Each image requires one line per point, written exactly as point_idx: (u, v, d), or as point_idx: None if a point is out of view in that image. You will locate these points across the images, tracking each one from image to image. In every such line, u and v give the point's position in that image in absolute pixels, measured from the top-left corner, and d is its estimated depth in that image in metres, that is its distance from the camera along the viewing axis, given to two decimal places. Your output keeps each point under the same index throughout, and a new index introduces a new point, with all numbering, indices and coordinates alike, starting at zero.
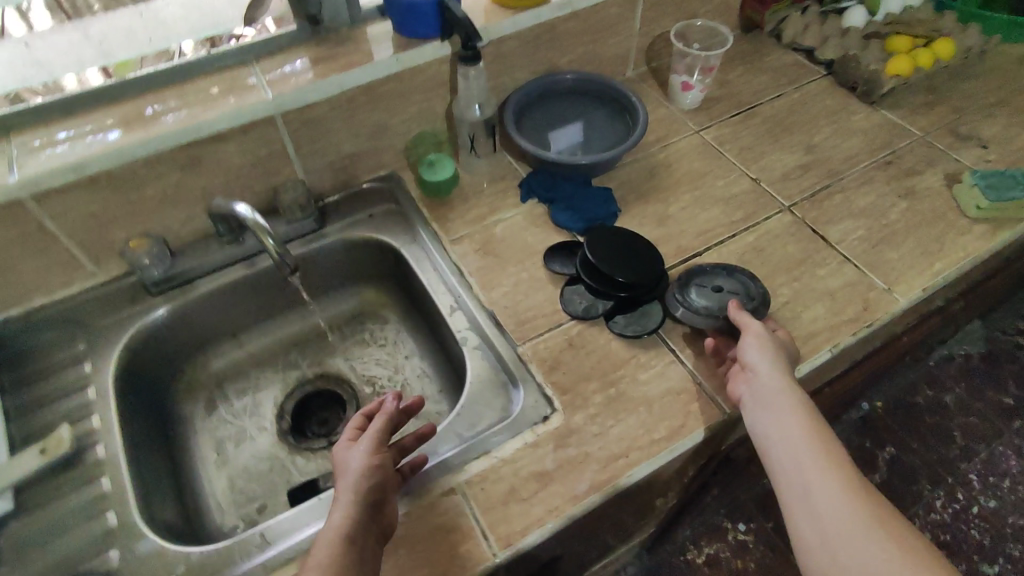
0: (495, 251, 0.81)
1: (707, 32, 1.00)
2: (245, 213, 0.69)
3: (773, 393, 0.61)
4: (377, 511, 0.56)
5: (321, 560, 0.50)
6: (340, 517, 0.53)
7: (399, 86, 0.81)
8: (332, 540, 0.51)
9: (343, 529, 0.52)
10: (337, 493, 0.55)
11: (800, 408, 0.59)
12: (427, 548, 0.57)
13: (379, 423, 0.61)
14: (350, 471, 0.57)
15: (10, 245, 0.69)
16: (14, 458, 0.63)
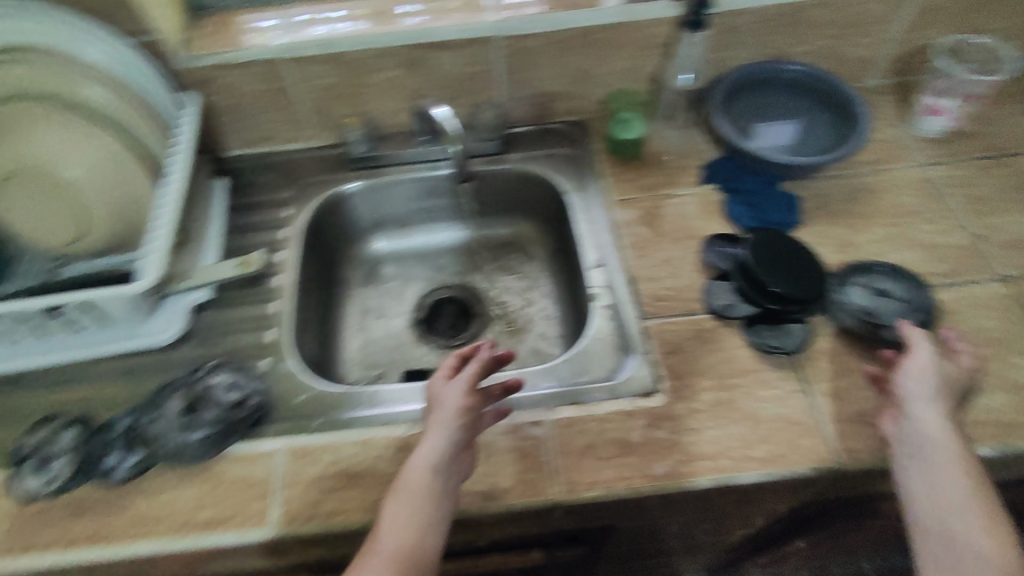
0: (655, 223, 0.80)
1: (984, 55, 0.86)
2: (442, 117, 0.74)
3: (936, 439, 0.55)
4: (464, 451, 0.58)
5: (413, 486, 0.53)
6: (432, 450, 0.55)
7: (618, 38, 0.81)
8: (421, 472, 0.54)
9: (434, 463, 0.55)
10: (431, 427, 0.57)
11: (960, 458, 0.53)
12: (499, 463, 0.62)
13: (474, 367, 0.61)
14: (445, 407, 0.58)
15: (263, 96, 0.83)
16: (220, 264, 0.75)
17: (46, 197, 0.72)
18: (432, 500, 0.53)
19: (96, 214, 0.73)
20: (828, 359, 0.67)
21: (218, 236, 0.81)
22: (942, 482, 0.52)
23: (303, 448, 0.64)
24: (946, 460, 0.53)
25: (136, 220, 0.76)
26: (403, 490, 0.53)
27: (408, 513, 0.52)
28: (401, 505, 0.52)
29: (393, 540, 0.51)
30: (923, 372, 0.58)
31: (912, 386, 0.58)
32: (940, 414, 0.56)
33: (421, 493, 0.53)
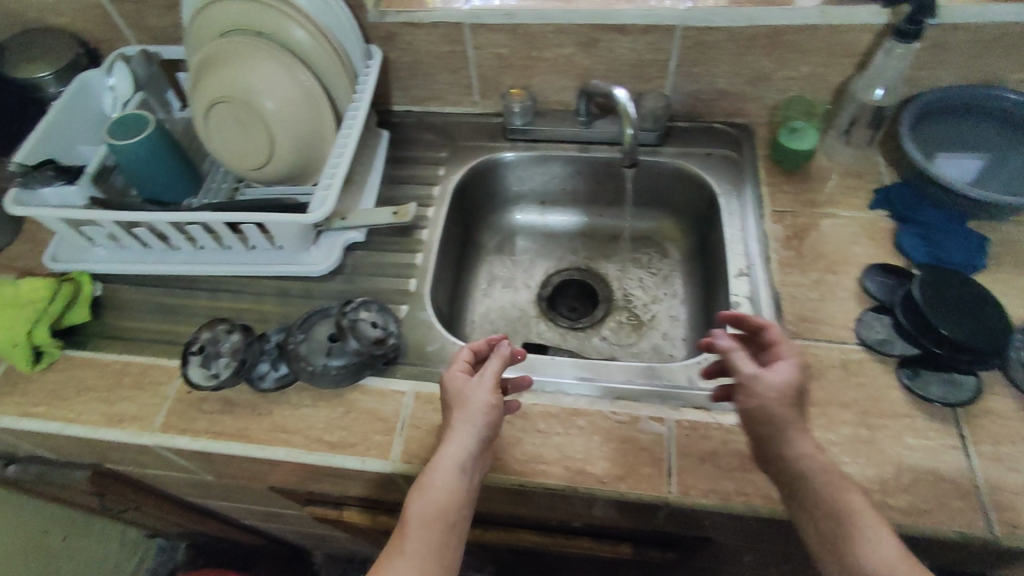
0: (812, 242, 0.75)
1: None
2: (622, 99, 0.75)
3: (843, 507, 0.48)
4: (488, 450, 0.56)
5: (440, 487, 0.51)
6: (459, 450, 0.53)
7: (808, 41, 0.77)
8: (445, 474, 0.52)
9: (461, 464, 0.52)
10: (454, 426, 0.54)
11: (860, 509, 0.48)
12: (616, 451, 0.62)
13: (495, 364, 0.58)
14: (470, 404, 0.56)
15: (439, 57, 0.86)
16: (377, 210, 0.80)
17: (246, 126, 0.74)
18: (456, 502, 0.51)
19: (288, 145, 0.75)
20: (995, 421, 0.61)
21: (376, 183, 0.86)
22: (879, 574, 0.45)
23: (430, 394, 0.67)
24: (874, 536, 0.46)
25: (319, 152, 0.78)
26: (425, 490, 0.51)
27: (432, 514, 0.50)
28: (423, 506, 0.50)
29: (420, 540, 0.50)
30: (772, 393, 0.53)
31: (756, 406, 0.53)
32: (806, 436, 0.52)
33: (444, 495, 0.51)
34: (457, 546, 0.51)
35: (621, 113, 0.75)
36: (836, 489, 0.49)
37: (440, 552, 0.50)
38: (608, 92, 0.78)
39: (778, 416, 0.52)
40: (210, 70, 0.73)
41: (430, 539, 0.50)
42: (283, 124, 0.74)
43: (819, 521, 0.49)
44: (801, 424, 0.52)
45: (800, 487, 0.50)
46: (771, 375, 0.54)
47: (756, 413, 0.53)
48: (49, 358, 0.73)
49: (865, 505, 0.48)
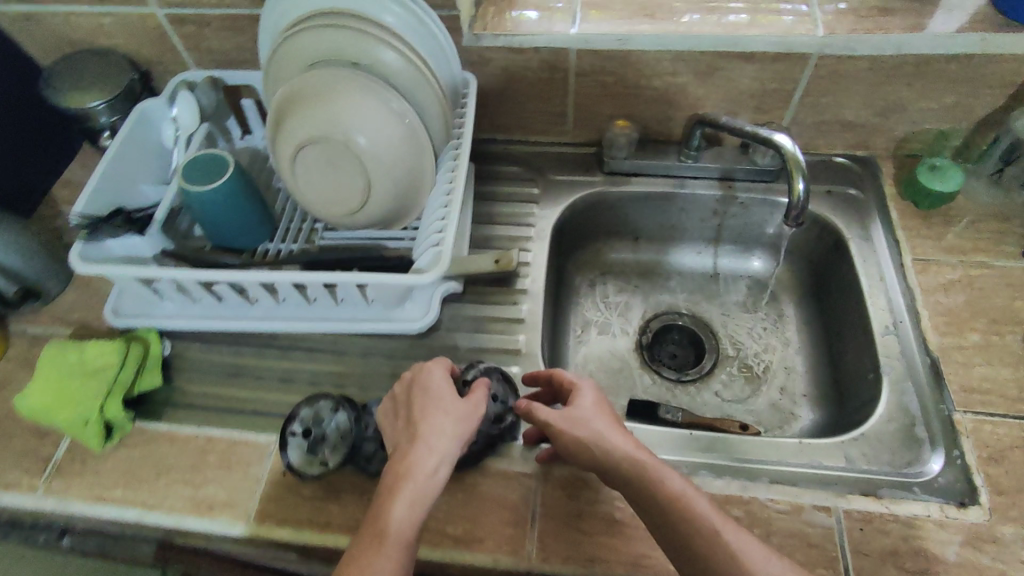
0: (962, 296, 0.69)
1: None
2: (788, 145, 0.65)
3: (668, 499, 0.47)
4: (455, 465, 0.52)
5: (425, 490, 0.47)
6: (442, 461, 0.49)
7: (960, 73, 0.69)
8: (425, 483, 0.48)
9: (438, 479, 0.48)
10: (437, 432, 0.50)
11: (711, 516, 0.47)
12: (783, 548, 0.55)
13: (480, 394, 0.55)
14: (461, 410, 0.53)
15: (535, 84, 0.78)
16: (476, 256, 0.73)
17: (340, 169, 0.65)
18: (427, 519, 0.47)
19: (388, 188, 0.66)
20: None
21: (468, 221, 0.78)
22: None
23: (561, 478, 0.60)
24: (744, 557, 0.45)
25: (423, 193, 0.69)
26: (402, 498, 0.47)
27: (400, 533, 0.45)
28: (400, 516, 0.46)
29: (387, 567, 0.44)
30: (580, 422, 0.52)
31: (584, 451, 0.51)
32: (616, 432, 0.52)
33: (419, 508, 0.47)
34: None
35: (785, 160, 0.66)
36: (673, 487, 0.48)
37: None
38: (758, 132, 0.68)
39: (600, 436, 0.51)
40: (297, 108, 0.64)
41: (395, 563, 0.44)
42: (383, 164, 0.65)
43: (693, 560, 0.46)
44: (607, 426, 0.52)
45: (649, 506, 0.48)
46: (570, 409, 0.53)
47: (589, 456, 0.51)
48: (120, 432, 0.65)
49: (682, 482, 0.49)
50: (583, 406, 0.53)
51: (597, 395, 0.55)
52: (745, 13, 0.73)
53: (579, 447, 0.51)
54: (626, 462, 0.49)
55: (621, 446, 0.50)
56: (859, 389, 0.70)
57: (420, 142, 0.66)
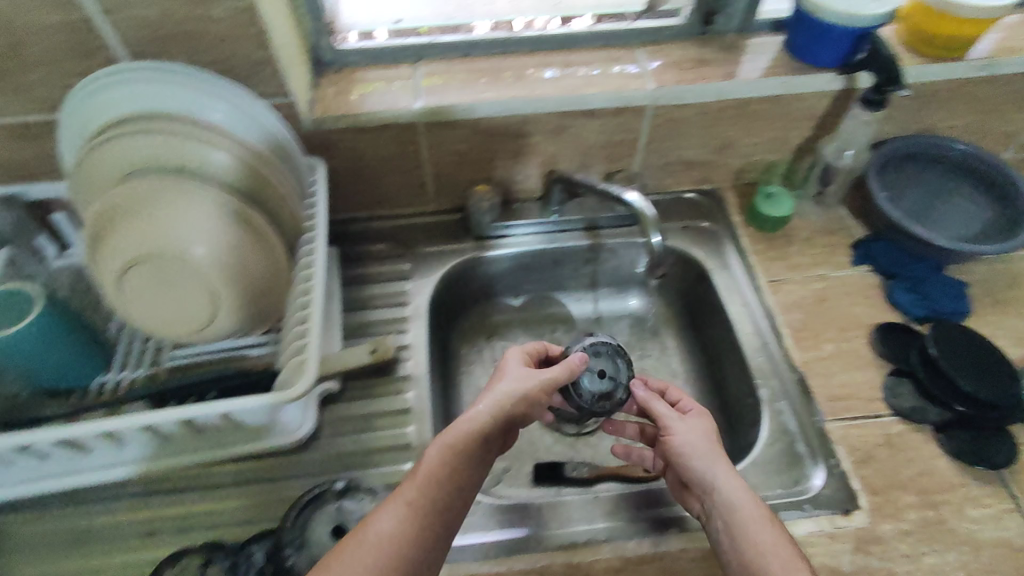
0: (813, 310, 0.75)
1: None
2: (637, 201, 0.69)
3: (730, 485, 0.55)
4: (512, 430, 0.59)
5: (442, 455, 0.52)
6: (495, 412, 0.56)
7: (773, 110, 0.77)
8: (472, 436, 0.54)
9: (485, 436, 0.54)
10: (506, 393, 0.58)
11: (759, 513, 0.54)
12: None
13: (561, 369, 0.63)
14: (507, 387, 0.59)
15: (389, 159, 0.76)
16: (348, 350, 0.68)
17: (182, 290, 0.58)
18: (460, 480, 0.52)
19: (242, 304, 0.61)
20: None
21: (338, 312, 0.73)
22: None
23: None
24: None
25: (279, 302, 0.64)
26: (448, 448, 0.53)
27: (429, 492, 0.51)
28: (436, 465, 0.52)
29: (404, 519, 0.50)
30: (688, 437, 0.60)
31: (682, 458, 0.59)
32: (721, 465, 0.57)
33: (457, 461, 0.53)
34: (433, 543, 0.50)
35: (637, 216, 0.69)
36: (752, 523, 0.53)
37: (418, 540, 0.49)
38: (614, 191, 0.71)
39: (694, 440, 0.60)
40: (122, 221, 0.55)
41: (414, 519, 0.50)
42: (234, 281, 0.59)
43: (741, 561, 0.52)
44: (713, 455, 0.58)
45: (722, 519, 0.54)
46: (684, 425, 0.61)
47: (686, 466, 0.59)
48: None
49: (744, 487, 0.56)
50: (693, 430, 0.60)
51: (710, 426, 0.62)
52: (581, 72, 0.76)
53: (676, 451, 0.60)
54: (719, 492, 0.55)
55: (725, 482, 0.56)
56: (744, 413, 0.73)
57: (274, 254, 0.62)
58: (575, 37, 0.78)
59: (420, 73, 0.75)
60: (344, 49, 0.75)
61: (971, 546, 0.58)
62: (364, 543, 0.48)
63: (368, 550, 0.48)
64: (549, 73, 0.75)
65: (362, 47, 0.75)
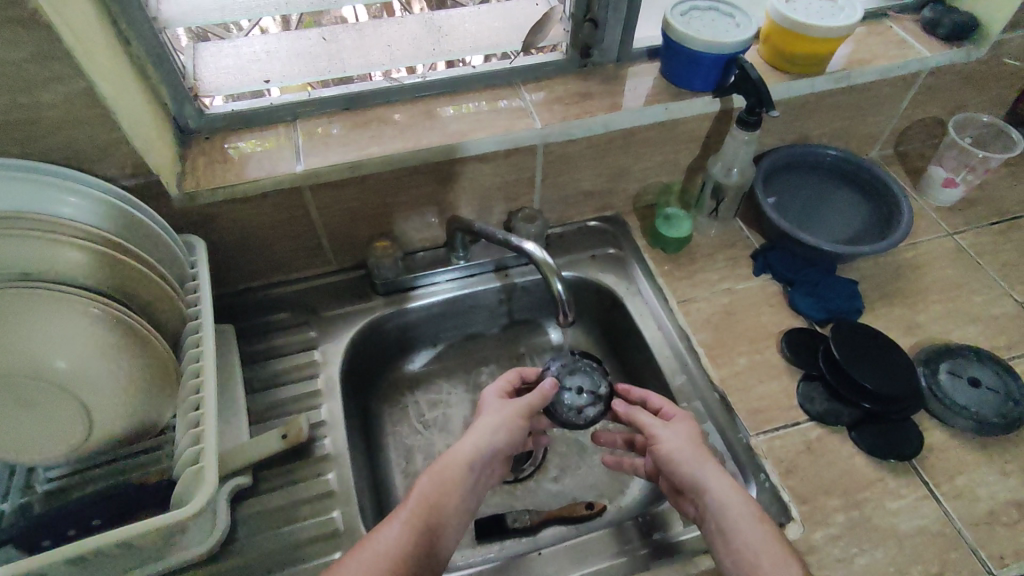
0: (724, 325, 0.76)
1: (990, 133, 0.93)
2: (534, 251, 0.62)
3: (713, 485, 0.57)
4: (499, 459, 0.64)
5: (426, 490, 0.57)
6: (478, 443, 0.61)
7: (659, 135, 0.78)
8: (462, 463, 0.60)
9: (471, 462, 0.60)
10: (489, 424, 0.63)
11: (742, 510, 0.56)
12: None
13: (535, 397, 0.67)
14: (488, 419, 0.64)
15: (276, 226, 0.71)
16: (258, 439, 0.63)
17: (47, 407, 0.52)
18: (450, 501, 0.57)
19: (125, 407, 0.55)
20: (943, 456, 0.65)
21: (241, 394, 0.67)
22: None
23: None
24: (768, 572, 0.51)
25: (167, 393, 0.57)
26: (440, 475, 0.58)
27: (424, 511, 0.56)
28: (429, 489, 0.57)
29: (401, 534, 0.53)
30: (674, 443, 0.61)
31: (670, 462, 0.61)
32: (710, 465, 0.59)
33: (449, 485, 0.58)
34: (432, 558, 0.54)
35: (538, 266, 0.62)
36: (741, 519, 0.55)
37: (416, 553, 0.53)
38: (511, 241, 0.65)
39: (676, 445, 0.61)
40: None
41: (410, 536, 0.54)
42: (106, 388, 0.53)
43: (731, 552, 0.54)
44: (701, 457, 0.59)
45: (715, 520, 0.56)
46: (669, 430, 0.63)
47: (675, 469, 0.60)
48: None
49: (728, 487, 0.57)
50: (679, 435, 0.62)
51: (694, 429, 0.64)
52: (469, 116, 0.74)
53: (665, 458, 0.61)
54: (710, 492, 0.57)
55: (716, 484, 0.57)
56: None
57: (150, 349, 0.55)
58: (457, 80, 0.76)
59: (299, 131, 0.71)
60: (211, 113, 0.70)
61: (896, 538, 0.60)
62: (363, 556, 0.52)
63: (368, 560, 0.51)
64: (449, 109, 0.75)
65: (231, 110, 0.70)
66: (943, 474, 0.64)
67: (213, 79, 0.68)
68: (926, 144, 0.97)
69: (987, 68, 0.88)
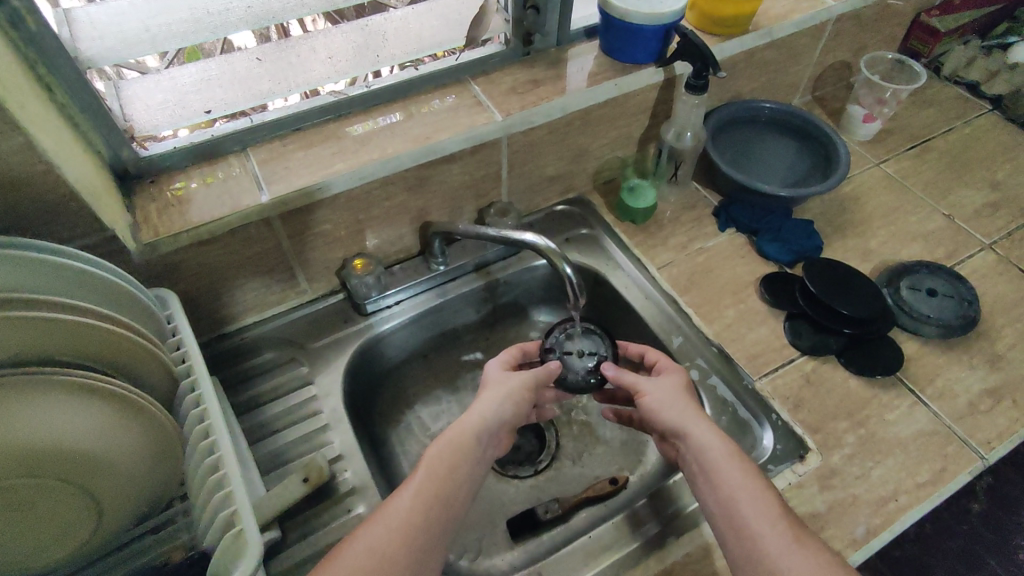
0: (704, 283, 0.80)
1: (893, 67, 1.02)
2: (536, 239, 0.62)
3: (698, 428, 0.58)
4: (503, 432, 0.62)
5: (428, 471, 0.54)
6: (485, 413, 0.60)
7: (612, 111, 0.80)
8: (470, 437, 0.57)
9: (480, 431, 0.58)
10: (495, 397, 0.62)
11: (726, 450, 0.56)
12: None
13: (541, 371, 0.66)
14: (491, 395, 0.62)
15: (246, 263, 0.67)
16: (279, 487, 0.59)
17: (51, 503, 0.46)
18: (460, 472, 0.55)
19: (138, 485, 0.50)
20: (921, 364, 0.72)
21: (246, 447, 0.63)
22: (751, 541, 0.50)
23: None
24: (744, 505, 0.52)
25: (177, 461, 0.53)
26: (449, 444, 0.56)
27: (435, 483, 0.54)
28: (440, 460, 0.55)
29: (412, 505, 0.52)
30: (660, 396, 0.62)
31: (656, 413, 0.61)
32: (694, 412, 0.59)
33: (458, 456, 0.56)
34: (438, 535, 0.52)
35: (543, 254, 0.62)
36: (721, 458, 0.55)
37: (425, 526, 0.51)
38: (505, 236, 0.64)
39: (661, 396, 0.61)
40: None
41: (421, 508, 0.52)
42: (118, 472, 0.48)
43: (711, 490, 0.55)
44: (685, 409, 0.60)
45: (696, 462, 0.57)
46: (655, 382, 0.63)
47: (660, 420, 0.61)
48: None
49: (709, 432, 0.57)
50: (666, 386, 0.62)
51: (683, 381, 0.64)
52: (428, 117, 0.72)
53: (649, 408, 0.62)
54: (692, 436, 0.57)
55: (697, 430, 0.58)
56: None
57: (162, 423, 0.51)
58: (407, 85, 0.74)
59: (253, 158, 0.66)
60: (150, 154, 0.62)
61: (900, 446, 0.65)
62: (376, 528, 0.51)
63: (384, 532, 0.50)
64: (358, 128, 0.70)
65: (175, 146, 0.64)
66: (924, 379, 0.71)
67: (147, 115, 0.61)
68: (837, 87, 1.05)
69: (880, 11, 0.96)
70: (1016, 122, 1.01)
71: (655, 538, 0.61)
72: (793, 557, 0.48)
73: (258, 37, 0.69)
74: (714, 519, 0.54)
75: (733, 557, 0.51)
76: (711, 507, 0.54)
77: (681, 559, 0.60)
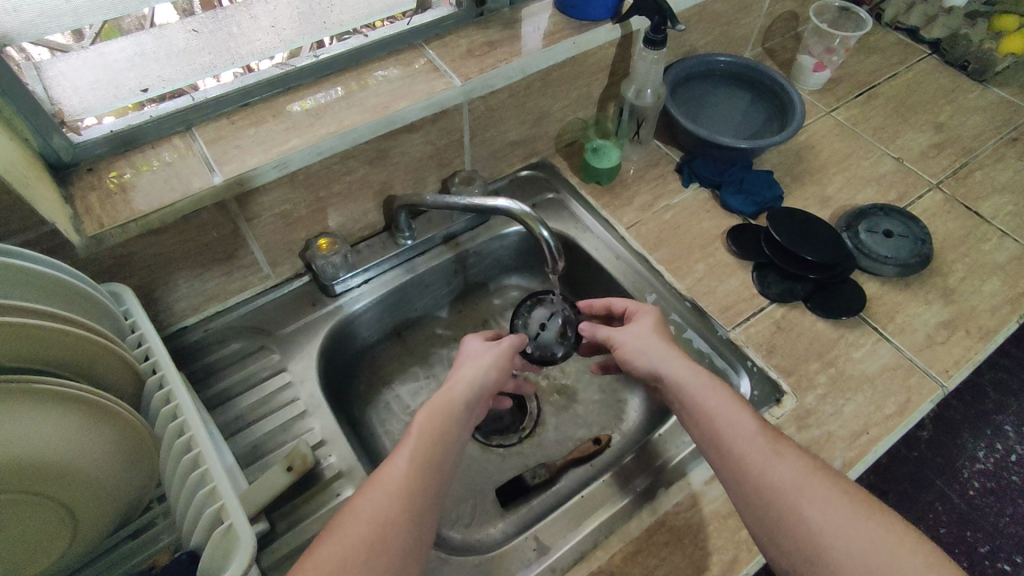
0: (673, 239, 0.81)
1: (838, 15, 1.04)
2: (511, 205, 0.60)
3: (677, 365, 0.58)
4: (488, 397, 0.61)
5: (418, 437, 0.53)
6: (472, 380, 0.58)
7: (571, 71, 0.78)
8: (457, 400, 0.56)
9: (467, 398, 0.57)
10: (479, 364, 0.60)
11: (705, 384, 0.56)
12: (687, 548, 0.59)
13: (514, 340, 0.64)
14: (475, 362, 0.61)
15: (201, 250, 0.64)
16: (262, 479, 0.57)
17: (17, 520, 0.43)
18: (449, 434, 0.54)
19: (110, 487, 0.48)
20: (880, 302, 0.75)
21: (222, 439, 0.60)
22: (735, 463, 0.52)
23: None
24: (734, 444, 0.52)
25: (149, 461, 0.51)
26: (437, 410, 0.55)
27: (425, 446, 0.53)
28: (428, 426, 0.54)
29: (407, 468, 0.51)
30: (631, 341, 0.62)
31: (634, 360, 0.61)
32: (671, 355, 0.59)
33: (444, 418, 0.55)
34: (435, 492, 0.51)
35: (518, 220, 0.60)
36: (712, 397, 0.55)
37: (422, 488, 0.50)
38: (479, 205, 0.62)
39: (637, 340, 0.61)
40: None
41: (417, 469, 0.51)
42: (88, 478, 0.46)
43: (694, 421, 0.56)
44: (664, 347, 0.60)
45: (678, 397, 0.58)
46: (627, 328, 0.63)
47: (636, 365, 0.61)
48: None
49: (687, 369, 0.58)
50: (637, 332, 0.62)
51: (654, 321, 0.63)
52: (384, 85, 0.68)
53: (625, 353, 0.62)
54: (668, 373, 0.58)
55: (678, 367, 0.58)
56: None
57: (131, 422, 0.48)
58: (357, 53, 0.70)
59: (199, 138, 0.62)
60: (85, 139, 0.57)
61: (867, 380, 0.68)
62: (374, 494, 0.49)
63: (383, 496, 0.49)
64: (298, 104, 0.66)
65: (111, 130, 0.59)
66: (886, 316, 0.74)
67: (77, 98, 0.56)
68: (786, 37, 1.07)
69: None
70: (954, 65, 1.04)
71: (645, 492, 0.62)
72: (791, 481, 0.49)
73: (182, 11, 0.58)
74: (706, 452, 0.55)
75: (733, 496, 0.52)
76: (704, 446, 0.55)
77: (672, 509, 0.61)
